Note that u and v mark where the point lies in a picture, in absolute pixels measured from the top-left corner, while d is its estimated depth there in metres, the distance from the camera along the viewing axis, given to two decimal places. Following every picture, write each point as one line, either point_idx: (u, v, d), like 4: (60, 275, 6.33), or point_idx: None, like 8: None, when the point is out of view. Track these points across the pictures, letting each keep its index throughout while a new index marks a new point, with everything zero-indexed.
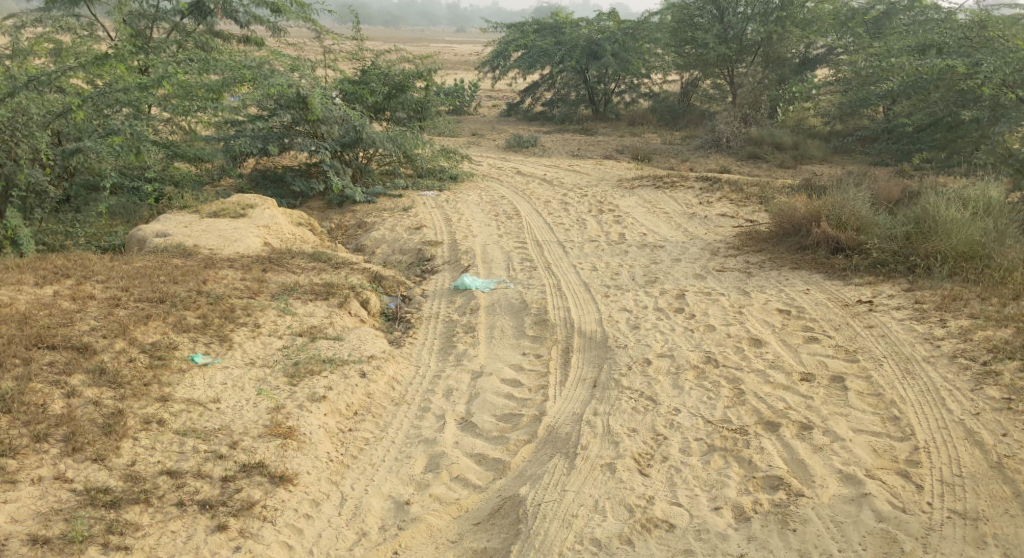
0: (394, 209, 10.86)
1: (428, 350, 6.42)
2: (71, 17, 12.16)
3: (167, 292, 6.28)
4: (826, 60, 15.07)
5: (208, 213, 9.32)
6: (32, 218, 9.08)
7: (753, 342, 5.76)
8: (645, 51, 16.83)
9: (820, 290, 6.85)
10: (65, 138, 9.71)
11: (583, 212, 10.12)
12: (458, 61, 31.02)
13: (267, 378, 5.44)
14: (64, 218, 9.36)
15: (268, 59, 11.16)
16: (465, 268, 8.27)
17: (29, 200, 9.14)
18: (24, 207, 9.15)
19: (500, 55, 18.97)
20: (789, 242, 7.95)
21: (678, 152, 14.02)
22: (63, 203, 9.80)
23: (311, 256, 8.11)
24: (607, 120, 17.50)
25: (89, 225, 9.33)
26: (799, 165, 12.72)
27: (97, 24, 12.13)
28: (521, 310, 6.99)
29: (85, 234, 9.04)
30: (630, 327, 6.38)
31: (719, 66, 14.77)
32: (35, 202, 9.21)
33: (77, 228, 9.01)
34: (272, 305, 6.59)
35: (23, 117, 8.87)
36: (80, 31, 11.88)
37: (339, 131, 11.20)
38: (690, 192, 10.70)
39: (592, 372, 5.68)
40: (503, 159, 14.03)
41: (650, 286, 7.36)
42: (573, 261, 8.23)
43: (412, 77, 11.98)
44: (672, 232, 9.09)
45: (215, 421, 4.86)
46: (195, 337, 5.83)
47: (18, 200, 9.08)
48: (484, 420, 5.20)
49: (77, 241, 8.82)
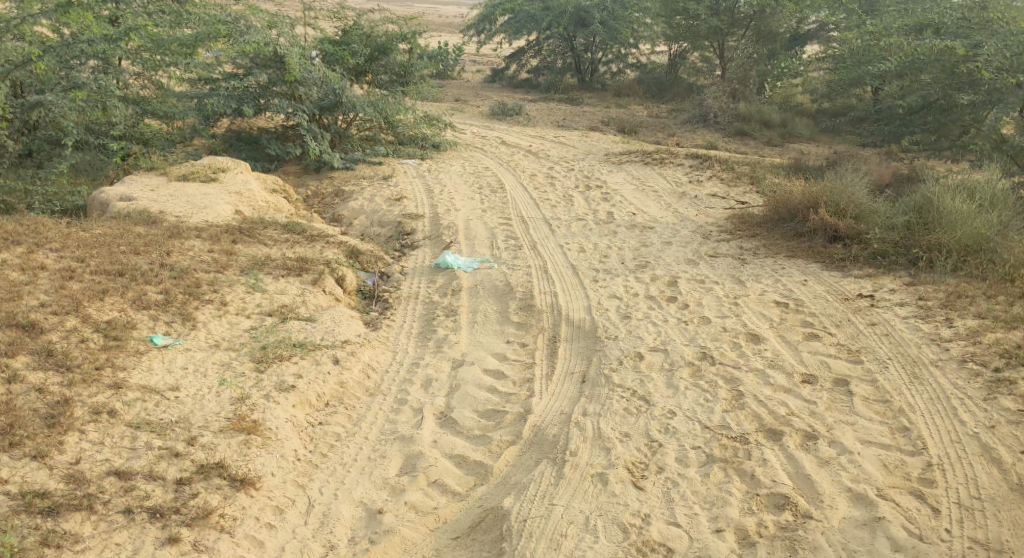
0: (374, 176, 10.44)
1: (406, 334, 6.07)
2: None
3: (126, 265, 5.84)
4: (818, 37, 14.62)
5: (177, 176, 8.83)
6: None
7: (751, 338, 5.45)
8: (635, 19, 16.16)
9: (818, 281, 6.54)
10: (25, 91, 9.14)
11: (570, 187, 9.75)
12: (443, 24, 30.27)
13: (233, 363, 5.06)
14: (23, 174, 8.88)
15: (244, 15, 10.71)
16: (447, 244, 7.88)
17: None
18: None
19: (486, 19, 18.43)
20: (784, 228, 7.63)
21: (665, 125, 13.61)
22: (23, 160, 9.27)
23: (284, 226, 7.66)
24: (593, 90, 17.05)
25: (50, 184, 8.83)
26: (786, 143, 12.41)
27: None
28: (506, 293, 6.63)
29: (45, 194, 8.53)
30: (620, 316, 6.05)
31: (710, 38, 14.30)
32: None
33: (35, 188, 8.50)
34: (241, 281, 6.18)
35: None
36: None
37: (318, 94, 10.70)
38: (680, 169, 10.35)
39: (580, 366, 5.36)
40: (487, 128, 13.58)
41: (641, 270, 7.02)
42: (559, 241, 7.87)
43: (396, 39, 11.46)
44: (662, 211, 8.74)
45: (173, 413, 4.48)
46: (156, 315, 5.42)
47: None
48: (464, 416, 4.88)
49: (35, 201, 8.34)
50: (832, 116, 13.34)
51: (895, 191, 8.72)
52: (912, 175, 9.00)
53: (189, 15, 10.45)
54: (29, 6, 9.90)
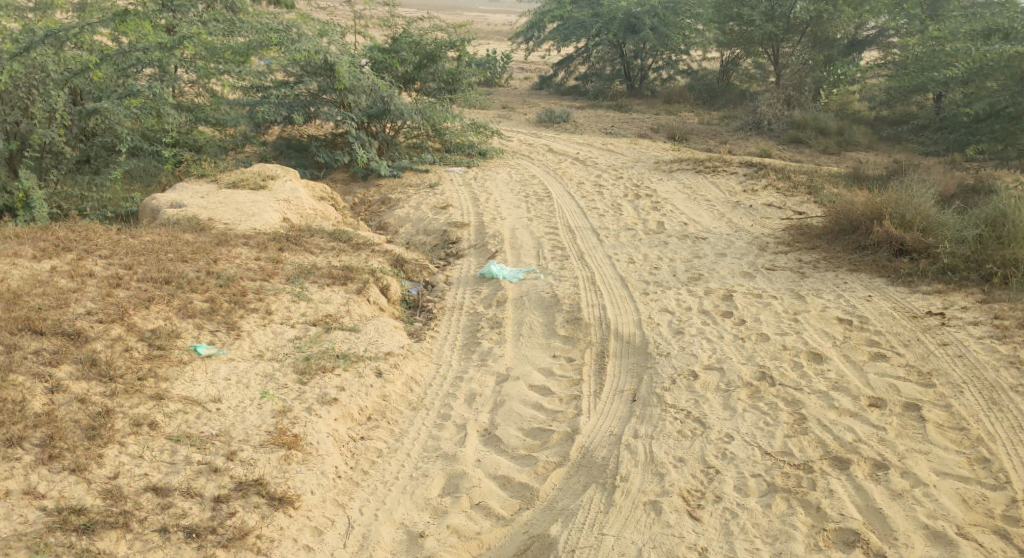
0: (420, 185, 10.34)
1: (450, 347, 5.94)
2: None
3: (173, 273, 5.80)
4: (876, 44, 14.06)
5: (227, 183, 8.86)
6: (47, 179, 8.78)
7: (813, 357, 5.19)
8: (687, 26, 15.87)
9: (884, 298, 6.23)
10: (83, 99, 9.24)
11: (618, 196, 9.53)
12: (492, 31, 30.31)
13: (276, 375, 4.96)
14: (80, 180, 8.99)
15: (296, 23, 10.73)
16: (492, 254, 7.73)
17: (46, 161, 8.86)
18: (39, 168, 8.85)
19: (535, 26, 18.28)
20: (845, 241, 7.30)
21: (716, 133, 13.30)
22: (80, 166, 9.38)
23: (330, 234, 7.60)
24: (643, 97, 16.77)
25: (105, 191, 8.93)
26: (844, 152, 12.00)
27: None
28: (553, 306, 6.44)
29: (99, 201, 8.67)
30: (673, 332, 5.84)
31: (764, 44, 13.91)
32: (51, 162, 8.89)
33: (90, 195, 8.60)
34: (286, 289, 6.11)
35: (40, 74, 8.46)
36: None
37: (366, 101, 10.66)
38: (733, 178, 10.04)
39: (631, 384, 5.21)
40: (534, 135, 13.43)
41: (694, 283, 6.78)
42: (608, 251, 7.66)
43: (444, 47, 11.38)
44: (715, 222, 8.48)
45: (214, 426, 4.38)
46: (201, 324, 5.35)
47: (32, 160, 8.77)
48: (509, 434, 4.72)
49: (90, 209, 8.54)
50: (891, 124, 12.80)
51: (960, 203, 8.31)
52: (979, 187, 8.61)
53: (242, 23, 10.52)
54: (88, 15, 10.05)
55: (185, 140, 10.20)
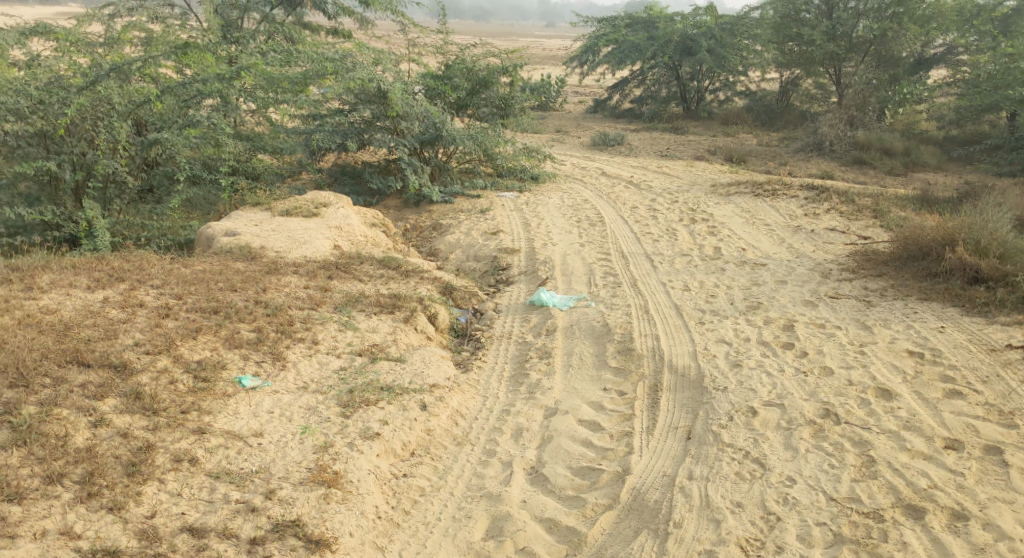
0: (471, 210, 10.25)
1: (498, 378, 5.78)
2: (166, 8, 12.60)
3: (222, 302, 5.77)
4: (945, 61, 13.41)
5: (281, 210, 8.89)
6: (111, 210, 8.88)
7: (881, 394, 5.04)
8: (744, 46, 15.68)
9: (958, 328, 5.91)
10: (145, 129, 9.41)
11: (673, 221, 9.29)
12: (546, 56, 30.35)
13: (319, 408, 4.86)
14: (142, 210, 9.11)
15: (351, 52, 10.84)
16: (543, 280, 7.58)
17: (109, 191, 8.94)
18: (103, 198, 8.93)
19: (589, 50, 18.12)
20: (914, 267, 6.94)
21: (776, 154, 12.93)
22: (142, 195, 9.52)
23: (380, 261, 7.54)
24: (699, 119, 16.51)
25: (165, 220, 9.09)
26: (911, 172, 11.53)
27: (191, 15, 12.54)
28: (604, 335, 6.24)
29: (159, 230, 8.77)
30: (730, 365, 5.61)
31: (825, 63, 13.56)
32: (114, 193, 8.96)
33: (150, 224, 8.70)
34: (333, 318, 6.04)
35: (105, 106, 8.60)
36: (173, 21, 12.08)
37: (419, 128, 10.65)
38: (793, 201, 9.70)
39: (685, 420, 5.04)
40: (587, 159, 13.27)
41: (752, 312, 6.51)
42: (662, 278, 7.43)
43: (497, 73, 11.34)
44: (774, 247, 8.17)
45: (255, 462, 4.31)
46: (247, 354, 5.29)
47: (97, 191, 8.86)
48: (557, 474, 4.62)
49: (151, 237, 8.64)
50: (963, 145, 12.15)
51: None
52: None
53: (299, 53, 10.65)
54: (153, 48, 10.29)
55: (242, 168, 10.31)
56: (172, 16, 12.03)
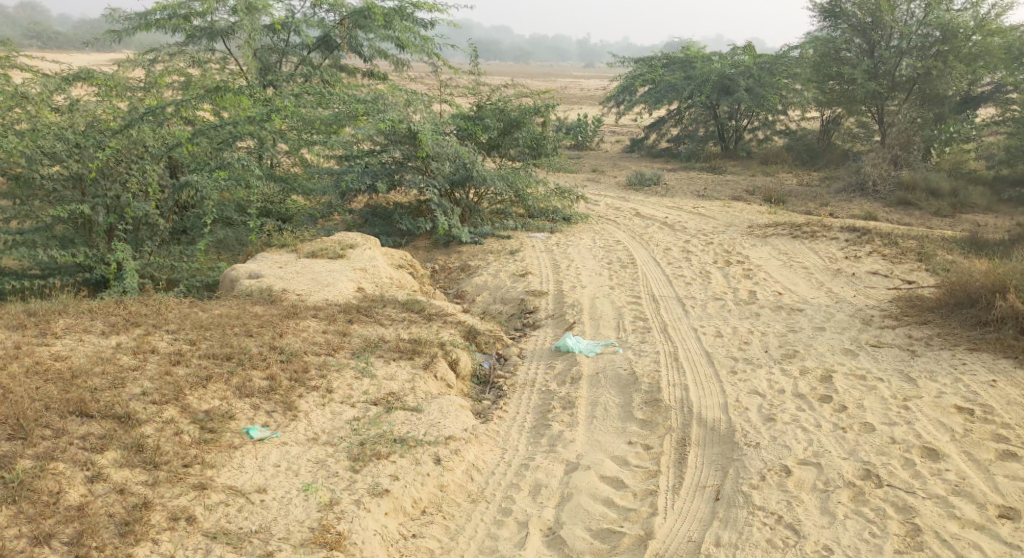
0: (501, 251, 10.10)
1: (518, 429, 5.54)
2: (206, 52, 12.77)
3: (236, 348, 5.62)
4: (993, 100, 12.96)
5: (307, 252, 8.80)
6: (143, 251, 8.76)
7: (927, 454, 4.84)
8: (784, 85, 15.44)
9: (1011, 384, 5.61)
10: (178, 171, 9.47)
11: (707, 262, 9.03)
12: (584, 96, 30.29)
13: (328, 461, 4.69)
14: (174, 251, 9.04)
15: (383, 93, 10.93)
16: (570, 324, 7.36)
17: (142, 233, 8.89)
18: (135, 240, 8.88)
19: (626, 90, 17.96)
20: (962, 315, 6.60)
21: (817, 194, 12.57)
22: (177, 236, 9.53)
23: (403, 304, 7.38)
24: (738, 158, 16.23)
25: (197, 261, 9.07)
26: (958, 214, 11.14)
27: (230, 58, 12.67)
28: (631, 384, 5.96)
29: (189, 271, 8.73)
30: (762, 418, 5.33)
31: (867, 102, 13.25)
32: (146, 235, 8.94)
33: (180, 265, 8.64)
34: (350, 365, 5.86)
35: (138, 149, 8.67)
36: (212, 64, 12.23)
37: (450, 168, 10.53)
38: (833, 243, 9.37)
39: (713, 478, 4.81)
40: (622, 199, 13.07)
41: (788, 361, 6.20)
42: (694, 323, 7.16)
43: (529, 113, 11.20)
44: (812, 291, 7.87)
45: (255, 522, 4.20)
46: (258, 404, 5.12)
47: (129, 233, 8.83)
48: (576, 536, 4.45)
49: (181, 279, 8.59)
50: (1013, 186, 11.75)
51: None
52: None
53: (331, 96, 10.70)
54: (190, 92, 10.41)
55: (274, 209, 10.30)
56: (212, 61, 12.13)
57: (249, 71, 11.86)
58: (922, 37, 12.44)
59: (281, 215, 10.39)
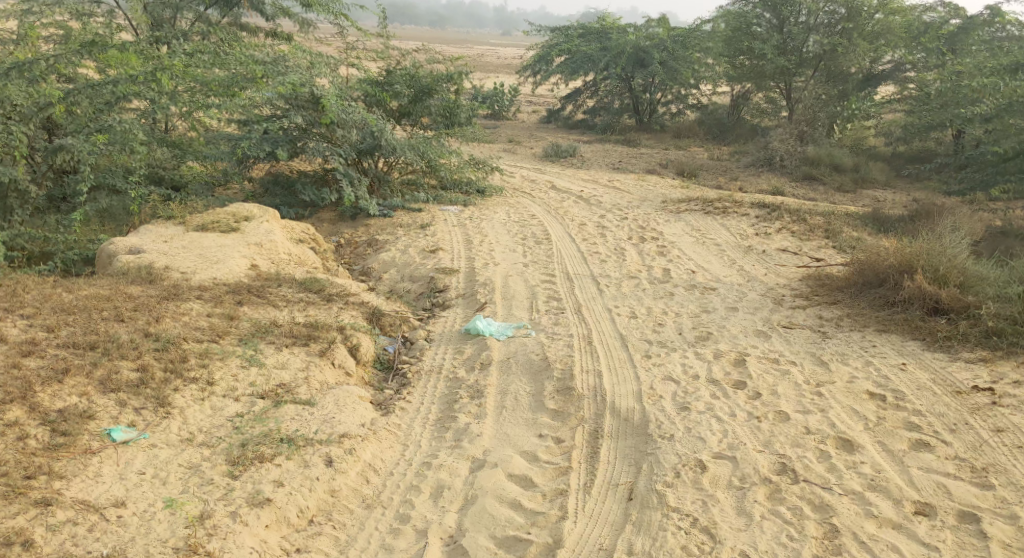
0: (410, 225, 9.62)
1: (421, 422, 5.14)
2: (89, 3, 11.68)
3: (102, 336, 5.02)
4: (893, 78, 13.07)
5: (196, 225, 8.10)
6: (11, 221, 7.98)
7: (842, 445, 4.68)
8: (696, 59, 15.35)
9: (921, 367, 5.52)
10: (54, 133, 8.64)
11: (621, 239, 8.77)
12: (500, 64, 29.70)
13: (202, 468, 4.28)
14: (48, 221, 8.25)
15: (284, 55, 10.13)
16: (481, 305, 6.97)
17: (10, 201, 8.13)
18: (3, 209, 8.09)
19: (542, 59, 17.51)
20: (871, 296, 6.52)
21: (727, 169, 12.53)
22: (56, 204, 8.76)
23: (300, 283, 6.84)
24: (651, 132, 16.10)
25: (74, 231, 8.16)
26: (860, 189, 11.23)
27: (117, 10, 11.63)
28: (542, 371, 5.63)
29: (66, 242, 7.88)
30: (677, 408, 5.07)
31: (776, 78, 13.24)
32: (16, 202, 8.15)
33: (55, 236, 7.82)
34: (236, 352, 5.32)
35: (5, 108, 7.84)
36: (96, 16, 11.18)
37: (356, 136, 9.92)
38: (744, 220, 9.25)
39: (626, 475, 4.53)
40: (537, 171, 12.72)
41: (702, 344, 5.98)
42: (607, 303, 6.88)
43: (442, 80, 10.64)
44: (725, 269, 7.70)
45: (106, 543, 3.80)
46: (124, 400, 4.57)
47: None
48: (480, 546, 4.11)
49: (57, 250, 7.78)
50: (914, 163, 11.96)
51: (989, 247, 8.06)
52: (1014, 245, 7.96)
53: (227, 56, 9.87)
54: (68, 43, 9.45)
55: (165, 175, 9.52)
56: (99, 15, 11.09)
57: (136, 25, 10.90)
58: (829, 14, 12.47)
59: (173, 182, 9.63)
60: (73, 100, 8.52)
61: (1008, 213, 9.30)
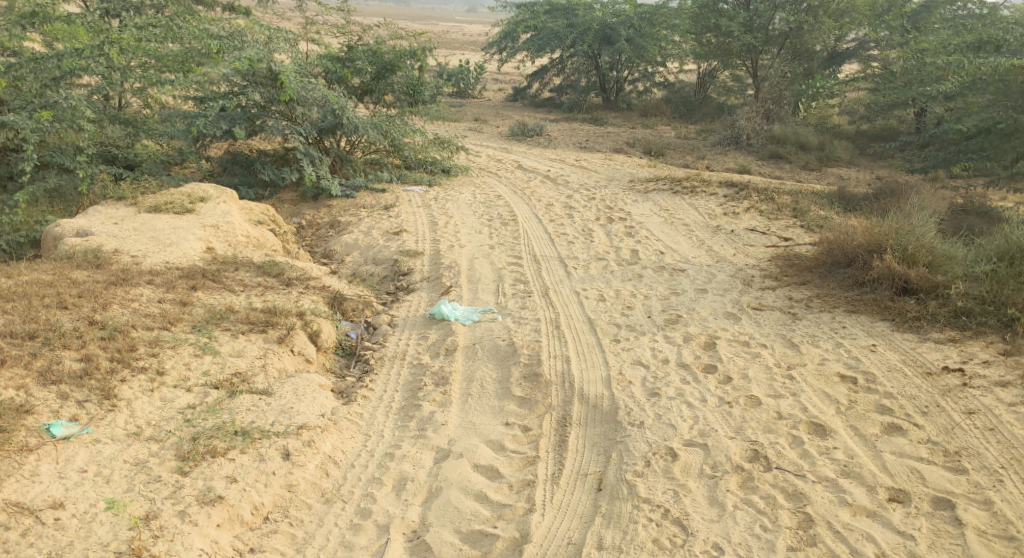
0: (373, 205, 9.38)
1: (384, 411, 4.95)
2: None
3: (43, 324, 4.77)
4: (857, 56, 13.28)
5: (149, 206, 7.79)
6: None
7: (814, 430, 4.59)
8: (663, 37, 15.18)
9: (891, 348, 5.45)
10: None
11: (589, 219, 8.62)
12: (465, 42, 29.27)
13: (150, 465, 4.07)
14: None
15: (240, 30, 9.70)
16: (446, 288, 6.78)
17: None
18: None
19: (508, 36, 17.23)
20: (840, 276, 6.44)
21: (694, 147, 12.43)
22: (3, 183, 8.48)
23: (258, 267, 6.59)
24: (618, 110, 15.93)
25: (21, 212, 7.82)
26: (825, 168, 11.19)
27: None
28: (509, 357, 5.47)
29: (11, 224, 7.57)
30: (647, 394, 4.95)
31: (742, 55, 13.12)
32: None
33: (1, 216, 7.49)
34: (188, 340, 5.07)
35: None
36: None
37: (317, 114, 9.60)
38: (713, 199, 9.14)
39: (595, 464, 4.40)
40: (504, 150, 12.51)
41: (671, 327, 5.86)
42: (575, 286, 6.73)
43: (404, 56, 10.32)
44: (694, 250, 7.58)
45: (42, 549, 3.61)
46: (66, 393, 4.35)
47: None
48: (445, 542, 3.95)
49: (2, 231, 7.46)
50: (879, 142, 11.95)
51: (954, 226, 8.03)
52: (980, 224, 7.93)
53: (180, 29, 9.36)
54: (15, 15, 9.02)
55: (119, 153, 9.17)
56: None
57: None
58: None
59: (128, 160, 9.27)
60: (16, 74, 8.31)
61: (971, 192, 9.30)
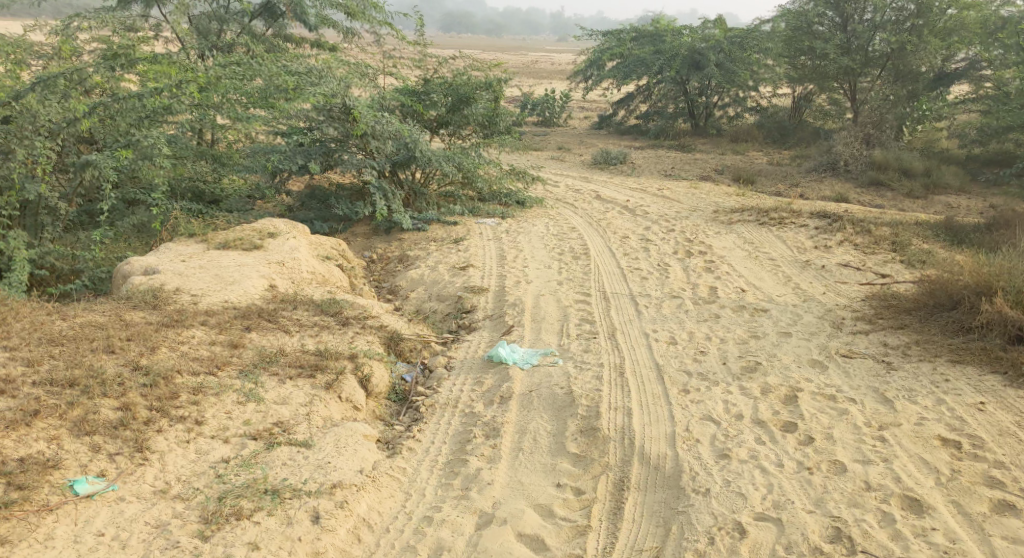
0: (444, 239, 9.16)
1: (428, 465, 4.63)
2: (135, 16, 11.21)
3: (86, 370, 4.62)
4: (967, 77, 11.82)
5: (219, 242, 7.71)
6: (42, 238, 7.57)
7: (908, 506, 4.05)
8: (755, 61, 14.48)
9: (1003, 406, 4.79)
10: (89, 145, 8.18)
11: (667, 253, 8.15)
12: (552, 70, 29.09)
13: (173, 529, 3.91)
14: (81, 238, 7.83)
15: (319, 66, 9.56)
16: (508, 328, 6.44)
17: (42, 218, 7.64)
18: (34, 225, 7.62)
19: (594, 65, 16.89)
20: (943, 319, 5.77)
21: (786, 173, 11.76)
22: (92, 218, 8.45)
23: (317, 306, 6.31)
24: (708, 136, 15.35)
25: (105, 248, 7.82)
26: (931, 195, 10.36)
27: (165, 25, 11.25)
28: (566, 408, 5.05)
29: (95, 260, 7.54)
30: (716, 454, 4.48)
31: (840, 78, 12.48)
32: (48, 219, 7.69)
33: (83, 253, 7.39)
34: (233, 387, 4.85)
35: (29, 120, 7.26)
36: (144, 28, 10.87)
37: (391, 147, 9.42)
38: (802, 231, 8.51)
39: (653, 540, 4.01)
40: (584, 179, 12.14)
41: (748, 376, 5.33)
42: (646, 327, 6.28)
43: (480, 88, 10.07)
44: (779, 287, 7.01)
45: None
46: (98, 445, 4.21)
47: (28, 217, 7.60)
48: None
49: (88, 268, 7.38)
50: (991, 168, 11.03)
51: None
52: None
53: (259, 66, 9.23)
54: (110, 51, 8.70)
55: (206, 189, 9.18)
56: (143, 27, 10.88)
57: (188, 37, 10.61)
58: (897, 11, 11.58)
59: (213, 195, 9.28)
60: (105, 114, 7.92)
61: None
